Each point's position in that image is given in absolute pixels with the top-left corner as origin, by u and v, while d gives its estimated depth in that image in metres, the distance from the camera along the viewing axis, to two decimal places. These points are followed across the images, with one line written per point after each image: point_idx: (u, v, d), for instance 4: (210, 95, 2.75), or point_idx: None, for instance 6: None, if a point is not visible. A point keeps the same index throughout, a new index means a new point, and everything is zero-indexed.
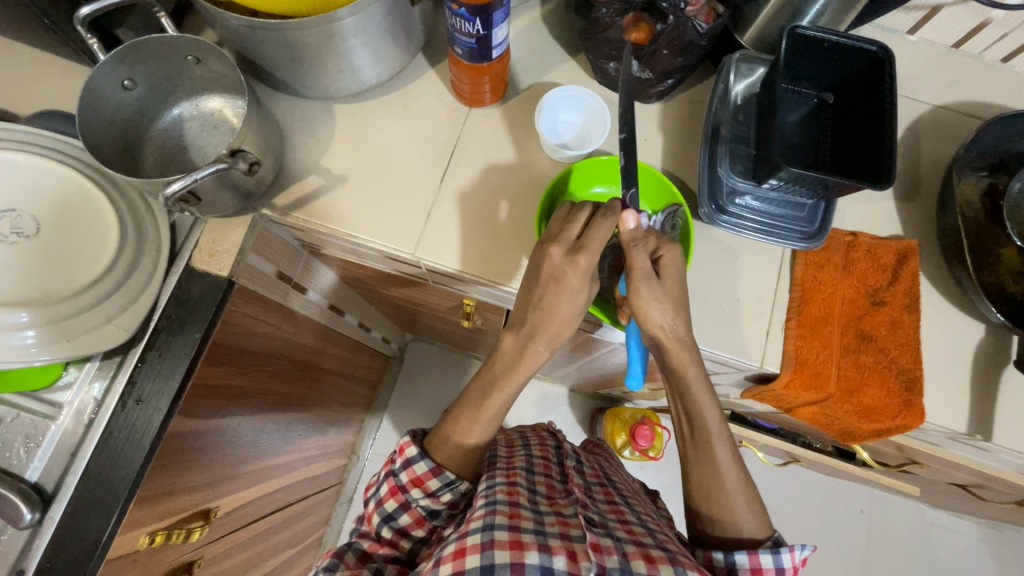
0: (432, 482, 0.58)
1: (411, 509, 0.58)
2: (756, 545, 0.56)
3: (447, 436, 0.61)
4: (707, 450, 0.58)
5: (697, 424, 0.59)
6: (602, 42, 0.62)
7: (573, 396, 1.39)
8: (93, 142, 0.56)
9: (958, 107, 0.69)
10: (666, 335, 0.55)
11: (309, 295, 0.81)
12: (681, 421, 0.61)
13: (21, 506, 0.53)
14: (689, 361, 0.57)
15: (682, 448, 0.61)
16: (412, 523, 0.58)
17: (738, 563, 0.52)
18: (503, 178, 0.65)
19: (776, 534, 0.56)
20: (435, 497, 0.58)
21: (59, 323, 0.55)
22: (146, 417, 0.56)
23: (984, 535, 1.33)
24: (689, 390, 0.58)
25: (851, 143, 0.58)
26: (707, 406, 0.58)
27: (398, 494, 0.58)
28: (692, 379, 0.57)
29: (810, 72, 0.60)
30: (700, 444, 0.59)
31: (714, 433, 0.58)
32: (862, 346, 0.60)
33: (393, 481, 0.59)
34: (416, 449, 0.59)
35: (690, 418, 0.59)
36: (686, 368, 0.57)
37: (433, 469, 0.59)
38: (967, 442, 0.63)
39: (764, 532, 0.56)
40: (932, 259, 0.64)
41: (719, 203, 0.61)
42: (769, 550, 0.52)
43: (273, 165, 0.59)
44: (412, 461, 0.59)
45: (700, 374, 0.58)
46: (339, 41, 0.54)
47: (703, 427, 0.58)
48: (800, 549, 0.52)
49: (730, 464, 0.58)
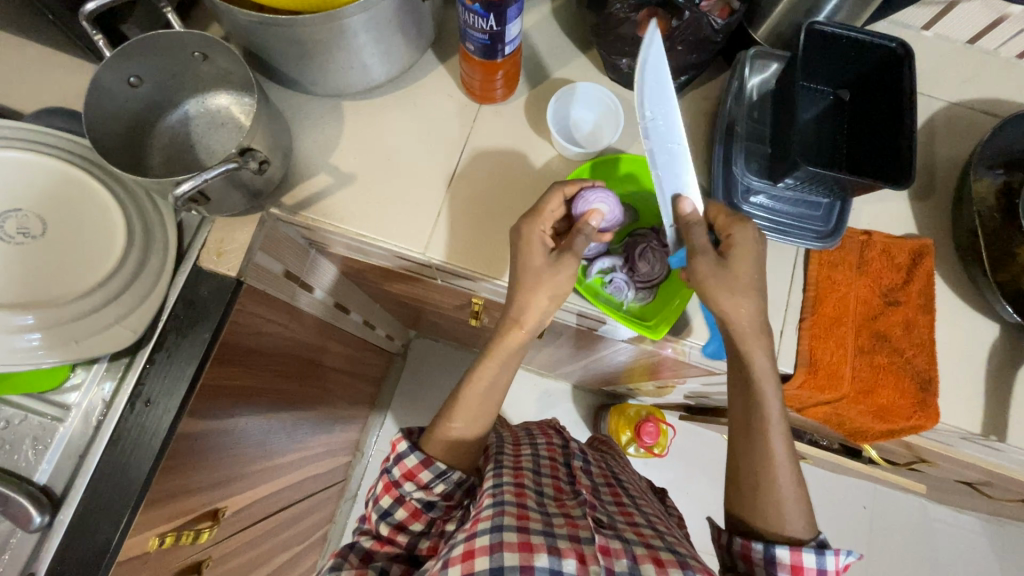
0: (423, 474, 0.58)
1: (406, 503, 0.58)
2: (796, 544, 0.54)
3: (438, 430, 0.60)
4: (763, 441, 0.55)
5: (755, 414, 0.56)
6: (616, 38, 0.61)
7: (577, 392, 1.38)
8: (99, 141, 0.55)
9: (973, 104, 0.69)
10: (736, 317, 0.54)
11: (315, 294, 0.80)
12: (737, 408, 0.57)
13: (31, 509, 0.53)
14: (757, 346, 0.55)
15: (732, 438, 0.58)
16: (408, 517, 0.58)
17: (777, 557, 0.52)
18: (514, 176, 0.64)
19: (822, 535, 0.55)
20: (428, 489, 0.58)
21: (67, 325, 0.54)
22: (156, 419, 0.56)
23: (986, 530, 1.34)
24: (755, 378, 0.55)
25: (869, 141, 0.57)
26: (771, 397, 0.55)
27: (393, 489, 0.59)
28: (758, 365, 0.55)
29: (827, 69, 0.59)
30: (755, 435, 0.56)
31: (772, 427, 0.55)
32: (877, 346, 0.60)
33: (386, 478, 0.59)
34: (405, 444, 0.59)
35: (747, 408, 0.56)
36: (753, 355, 0.55)
37: (423, 460, 0.58)
38: (980, 442, 0.63)
39: (808, 532, 0.54)
40: (947, 258, 0.64)
41: (733, 202, 0.60)
42: (813, 550, 0.52)
43: (282, 164, 0.58)
44: (402, 456, 0.59)
45: (767, 363, 0.55)
46: (349, 37, 0.53)
47: (761, 419, 0.55)
48: (846, 554, 0.52)
49: (785, 459, 0.55)
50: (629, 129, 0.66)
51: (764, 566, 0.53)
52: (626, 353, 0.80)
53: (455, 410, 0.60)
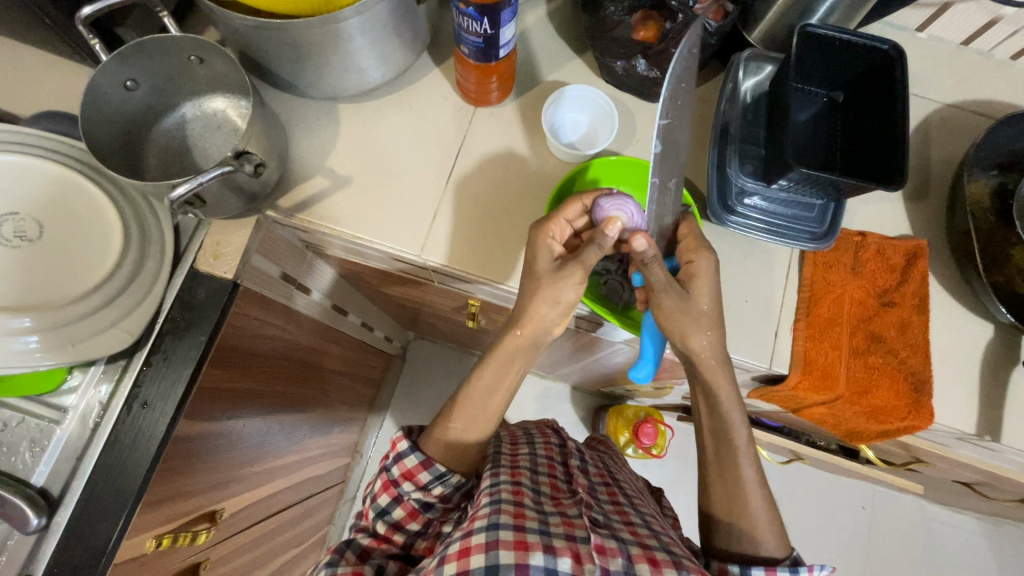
0: (423, 475, 0.58)
1: (404, 502, 0.58)
2: (773, 565, 0.56)
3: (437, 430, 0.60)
4: (733, 468, 0.58)
5: (723, 442, 0.59)
6: (610, 41, 0.61)
7: (576, 394, 1.38)
8: (96, 145, 0.55)
9: (968, 105, 0.69)
10: (700, 351, 0.55)
11: (313, 295, 0.80)
12: (706, 437, 0.60)
13: (28, 511, 0.53)
14: (721, 376, 0.57)
15: (703, 464, 0.61)
16: (406, 517, 0.58)
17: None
18: (509, 179, 0.64)
19: (795, 552, 0.57)
20: (426, 491, 0.58)
21: (64, 328, 0.54)
22: (152, 421, 0.56)
23: (985, 530, 1.34)
24: (721, 408, 0.58)
25: (862, 142, 0.58)
26: (737, 424, 0.58)
27: (391, 488, 0.59)
28: (723, 395, 0.57)
29: (820, 71, 0.59)
30: (725, 462, 0.58)
31: (741, 452, 0.58)
32: (872, 347, 0.60)
33: (385, 476, 0.60)
34: (405, 444, 0.59)
35: (717, 436, 0.59)
36: (717, 384, 0.57)
37: (423, 461, 0.59)
38: (975, 443, 0.63)
39: (783, 551, 0.56)
40: (942, 259, 0.64)
41: (728, 204, 0.60)
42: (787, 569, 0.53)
43: (278, 166, 0.58)
44: (402, 456, 0.59)
45: (732, 391, 0.57)
46: (344, 41, 0.53)
47: (730, 446, 0.58)
48: (820, 570, 0.53)
49: (754, 482, 0.58)
50: (625, 131, 0.66)
51: None
52: (623, 354, 0.80)
53: (456, 411, 0.60)
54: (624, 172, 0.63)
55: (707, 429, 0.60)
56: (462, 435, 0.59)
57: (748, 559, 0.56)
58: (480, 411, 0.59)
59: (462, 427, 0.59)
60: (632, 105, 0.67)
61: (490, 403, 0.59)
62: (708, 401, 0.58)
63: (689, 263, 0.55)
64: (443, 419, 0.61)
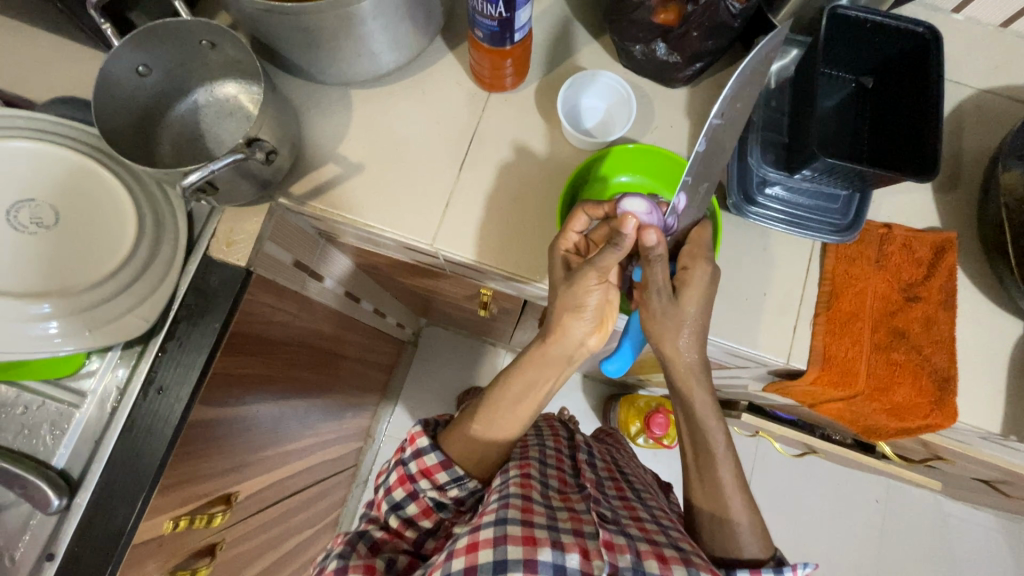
0: (441, 475, 0.58)
1: (419, 499, 0.58)
2: (756, 566, 0.55)
3: (457, 429, 0.60)
4: (711, 472, 0.58)
5: (708, 440, 0.58)
6: (630, 23, 0.59)
7: (588, 382, 1.38)
8: (109, 131, 0.55)
9: (1003, 91, 0.66)
10: (678, 358, 0.56)
11: (326, 283, 0.80)
12: (684, 445, 0.60)
13: (49, 492, 0.54)
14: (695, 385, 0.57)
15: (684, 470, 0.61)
16: (419, 513, 0.58)
17: None
18: (522, 167, 0.63)
19: (778, 554, 0.56)
20: (442, 491, 0.58)
21: (83, 313, 0.55)
22: (168, 406, 0.56)
23: (1003, 528, 1.31)
24: (695, 412, 0.58)
25: (891, 130, 0.56)
26: (715, 428, 0.58)
27: (407, 483, 0.58)
28: (696, 401, 0.58)
29: (849, 55, 0.57)
30: (703, 467, 0.58)
31: (719, 456, 0.58)
32: (894, 343, 0.58)
33: (401, 471, 0.59)
34: (427, 440, 0.59)
35: (694, 441, 0.59)
36: (691, 391, 0.58)
37: (443, 461, 0.58)
38: (999, 442, 0.62)
39: (767, 552, 0.55)
40: (971, 253, 0.62)
41: (750, 193, 0.58)
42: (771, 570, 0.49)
43: (290, 153, 0.58)
44: (422, 452, 0.59)
45: (706, 399, 0.58)
46: (357, 24, 0.52)
47: (706, 450, 0.58)
48: (802, 568, 0.50)
49: (735, 489, 0.57)
50: (642, 117, 0.65)
51: None
52: None
53: (481, 413, 0.60)
54: (642, 160, 0.61)
55: (685, 436, 0.60)
56: (483, 430, 0.59)
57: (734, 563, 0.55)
58: (507, 415, 0.59)
59: (485, 426, 0.59)
60: (650, 92, 0.65)
61: (517, 409, 0.59)
62: (683, 407, 0.59)
63: (683, 269, 0.54)
64: (465, 419, 0.61)
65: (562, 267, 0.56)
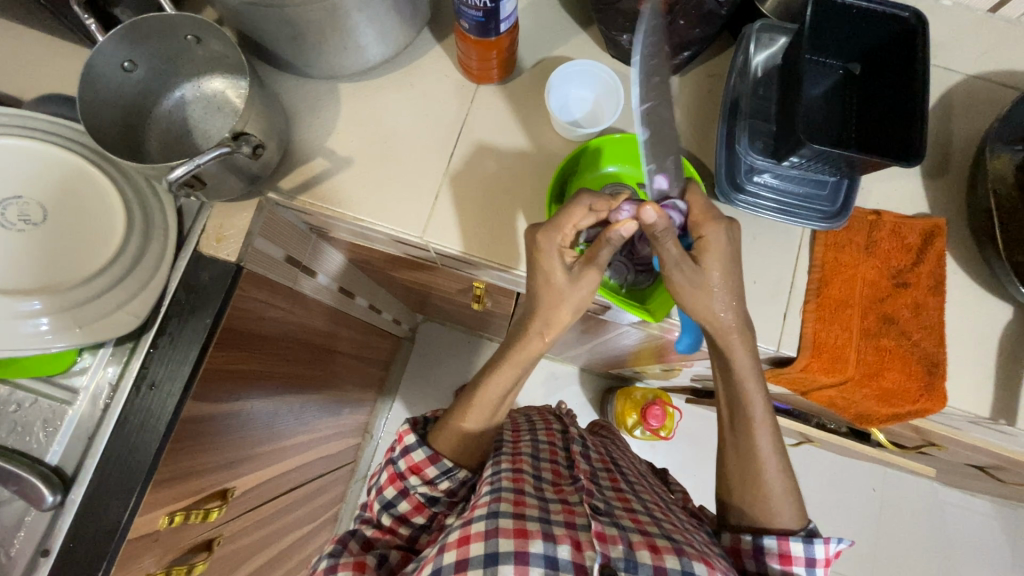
0: (429, 470, 0.58)
1: (411, 496, 0.58)
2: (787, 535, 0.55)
3: (446, 423, 0.60)
4: (748, 439, 0.57)
5: (738, 410, 0.57)
6: (615, 13, 0.58)
7: (584, 376, 1.38)
8: (95, 127, 0.55)
9: (992, 77, 0.66)
10: (717, 323, 0.54)
11: (319, 278, 0.80)
12: (722, 406, 0.59)
13: (43, 489, 0.54)
14: (736, 345, 0.55)
15: (723, 447, 0.60)
16: (412, 509, 0.58)
17: (766, 546, 0.53)
18: (511, 158, 0.63)
19: (810, 525, 0.56)
20: (432, 485, 0.58)
21: (73, 310, 0.55)
22: (160, 402, 0.57)
23: (998, 514, 1.32)
24: (735, 373, 0.56)
25: (879, 117, 0.55)
26: (752, 393, 0.56)
27: (397, 481, 0.59)
28: (739, 362, 0.56)
29: (836, 42, 0.57)
30: (740, 432, 0.58)
31: (758, 424, 0.57)
32: (884, 329, 0.58)
33: (392, 469, 0.60)
34: (414, 437, 0.59)
35: (732, 404, 0.58)
36: (732, 351, 0.55)
37: (431, 456, 0.58)
38: (989, 426, 0.62)
39: (798, 522, 0.56)
40: (961, 239, 0.62)
41: (737, 181, 0.58)
42: (800, 539, 0.53)
43: (278, 147, 0.58)
44: (410, 449, 0.59)
45: (748, 360, 0.56)
46: (342, 17, 0.52)
47: (745, 416, 0.57)
48: (835, 543, 0.53)
49: (771, 454, 0.57)
50: (630, 107, 0.64)
51: (753, 554, 0.54)
52: (631, 337, 0.80)
53: (470, 408, 0.60)
54: (628, 149, 0.62)
55: (723, 400, 0.59)
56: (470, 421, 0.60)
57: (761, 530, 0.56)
58: (496, 408, 0.60)
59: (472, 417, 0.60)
60: None
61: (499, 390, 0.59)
62: (723, 368, 0.57)
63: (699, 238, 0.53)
64: (452, 413, 0.61)
65: (562, 266, 0.55)
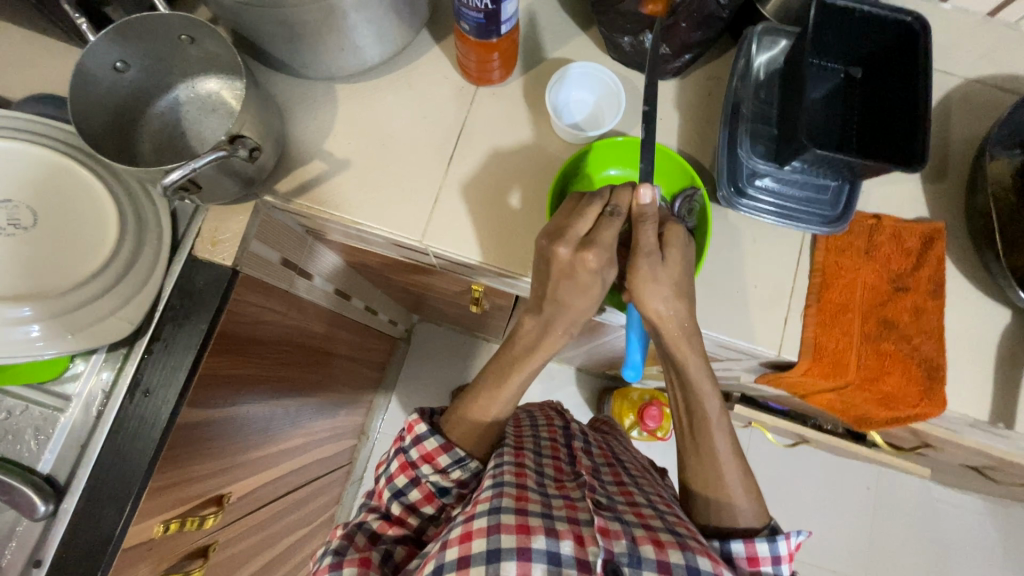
0: (441, 459, 0.57)
1: (421, 485, 0.57)
2: (750, 535, 0.55)
3: (462, 415, 0.60)
4: (707, 441, 0.58)
5: (695, 415, 0.58)
6: (616, 15, 0.58)
7: (581, 376, 1.38)
8: (86, 130, 0.53)
9: (991, 81, 0.66)
10: (667, 326, 0.54)
11: (315, 281, 0.79)
12: (680, 412, 0.60)
13: (34, 497, 0.53)
14: (690, 352, 0.56)
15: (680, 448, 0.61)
16: (422, 499, 0.57)
17: (733, 551, 0.52)
18: (510, 160, 0.62)
19: (772, 522, 0.56)
20: (445, 474, 0.57)
21: (64, 316, 0.54)
22: (155, 408, 0.56)
23: (990, 512, 1.33)
24: (689, 380, 0.57)
25: (881, 119, 0.55)
26: (707, 395, 0.57)
27: (409, 469, 0.58)
28: (692, 370, 0.56)
29: (837, 45, 0.57)
30: (700, 435, 0.58)
31: (713, 423, 0.58)
32: (884, 333, 0.58)
33: (402, 458, 0.58)
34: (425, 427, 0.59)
35: (689, 409, 0.59)
36: (686, 360, 0.56)
37: (444, 444, 0.57)
38: (988, 430, 0.62)
39: (761, 521, 0.56)
40: (960, 242, 0.62)
41: (739, 185, 0.58)
42: (765, 538, 0.52)
43: (273, 149, 0.57)
44: (421, 438, 0.58)
45: (701, 365, 0.56)
46: (339, 18, 0.51)
47: (700, 418, 0.58)
48: (795, 536, 0.52)
49: (730, 456, 0.58)
50: (631, 110, 0.64)
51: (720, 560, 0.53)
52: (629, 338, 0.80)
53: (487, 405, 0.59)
54: (631, 153, 0.61)
55: (681, 405, 0.60)
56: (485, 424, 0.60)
57: (727, 534, 0.56)
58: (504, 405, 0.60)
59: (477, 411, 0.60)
60: (638, 83, 0.65)
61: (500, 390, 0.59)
62: (678, 376, 0.58)
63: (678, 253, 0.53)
64: (462, 403, 0.61)
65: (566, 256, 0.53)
